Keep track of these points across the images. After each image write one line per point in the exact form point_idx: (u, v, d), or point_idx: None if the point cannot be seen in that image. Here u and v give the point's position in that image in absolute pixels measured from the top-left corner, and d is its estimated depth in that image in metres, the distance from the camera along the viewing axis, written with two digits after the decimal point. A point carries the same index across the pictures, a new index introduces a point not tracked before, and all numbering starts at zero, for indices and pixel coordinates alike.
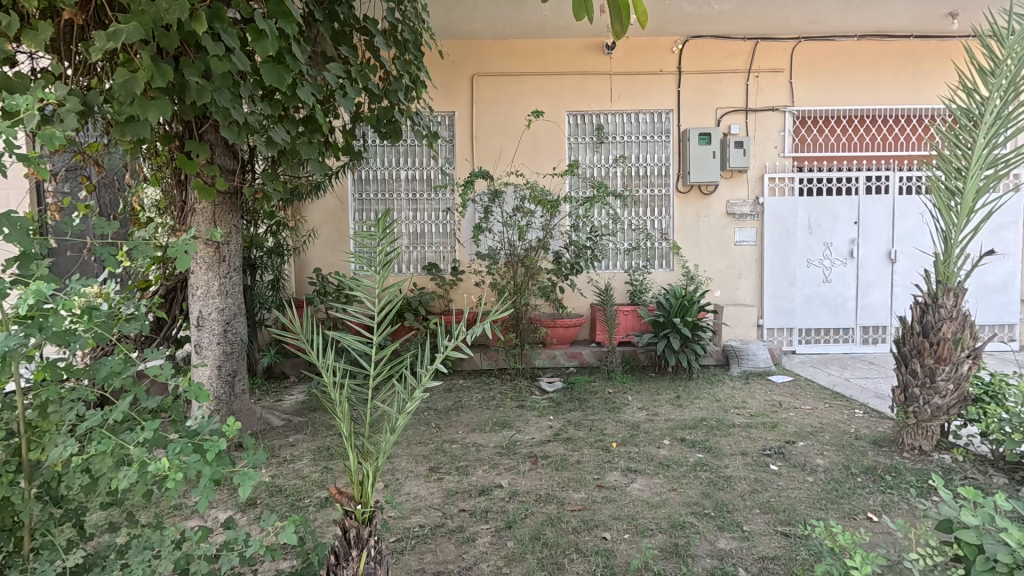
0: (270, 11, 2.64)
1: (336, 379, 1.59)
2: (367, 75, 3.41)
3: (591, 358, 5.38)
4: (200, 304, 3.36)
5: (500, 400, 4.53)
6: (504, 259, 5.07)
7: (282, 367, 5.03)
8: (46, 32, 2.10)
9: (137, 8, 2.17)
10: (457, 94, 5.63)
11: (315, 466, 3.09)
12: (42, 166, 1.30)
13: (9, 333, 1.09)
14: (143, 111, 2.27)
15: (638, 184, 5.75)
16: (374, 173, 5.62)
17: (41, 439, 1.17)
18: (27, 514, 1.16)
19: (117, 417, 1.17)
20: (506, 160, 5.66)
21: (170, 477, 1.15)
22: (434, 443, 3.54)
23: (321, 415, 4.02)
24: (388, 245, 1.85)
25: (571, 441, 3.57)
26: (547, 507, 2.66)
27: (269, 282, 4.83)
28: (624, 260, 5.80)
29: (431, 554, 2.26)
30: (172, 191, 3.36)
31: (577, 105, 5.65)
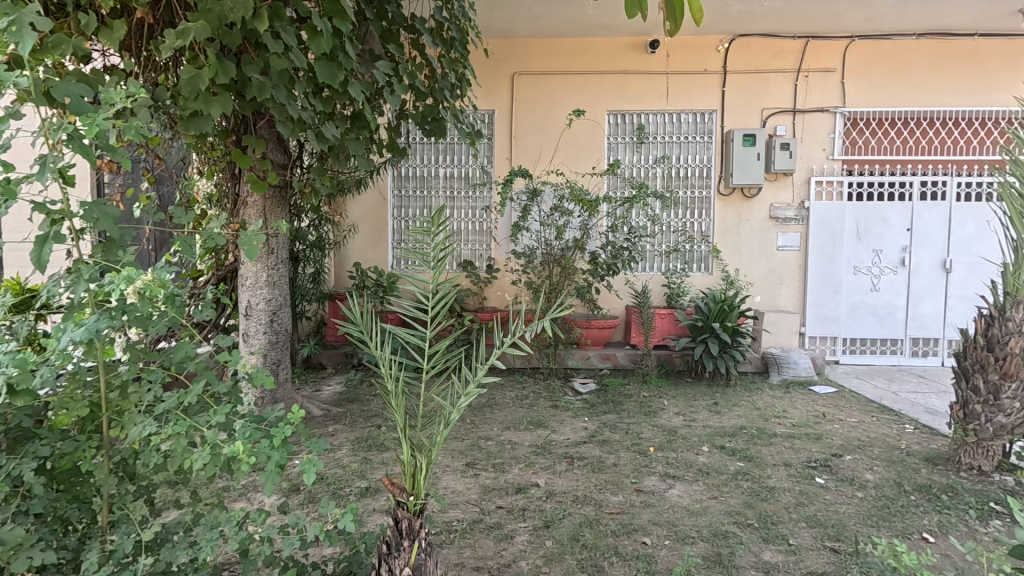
0: (325, 10, 2.69)
1: (393, 372, 1.61)
2: (414, 73, 3.45)
3: (624, 360, 5.30)
4: (249, 294, 3.46)
5: (534, 399, 4.53)
6: (541, 258, 5.07)
7: (320, 358, 5.15)
8: (120, 30, 2.20)
9: (204, 7, 2.24)
10: (498, 92, 5.64)
11: (355, 457, 3.15)
12: (126, 157, 1.34)
13: (95, 318, 1.14)
14: (206, 106, 2.35)
15: (679, 185, 5.65)
16: (414, 170, 5.68)
17: (120, 418, 1.23)
18: (107, 488, 1.22)
19: (192, 399, 1.22)
20: (546, 159, 5.64)
21: (242, 460, 1.19)
22: (470, 439, 3.56)
23: (359, 406, 4.10)
24: (443, 241, 1.86)
25: (607, 443, 3.54)
26: (585, 509, 2.65)
27: (310, 275, 4.96)
28: (662, 261, 5.70)
29: (470, 549, 2.27)
30: (226, 184, 3.51)
31: (617, 104, 5.58)
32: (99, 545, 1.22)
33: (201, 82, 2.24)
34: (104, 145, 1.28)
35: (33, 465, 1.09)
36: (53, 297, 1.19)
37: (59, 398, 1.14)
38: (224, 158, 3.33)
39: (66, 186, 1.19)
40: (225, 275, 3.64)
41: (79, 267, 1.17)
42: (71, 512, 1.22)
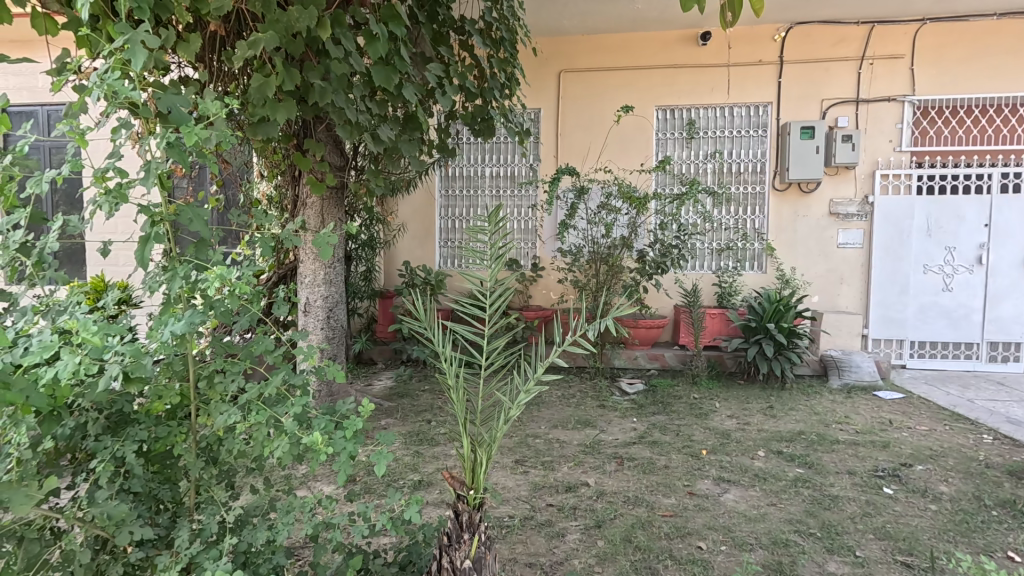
0: (382, 15, 2.79)
1: (455, 367, 1.66)
2: (465, 74, 3.49)
3: (673, 361, 5.17)
4: (307, 291, 3.60)
5: (581, 398, 4.50)
6: (588, 256, 5.03)
7: (371, 353, 5.31)
8: (197, 43, 2.34)
9: (272, 17, 2.36)
10: (545, 91, 5.64)
11: (407, 450, 3.23)
12: (215, 162, 1.45)
13: (192, 312, 1.24)
14: (273, 112, 2.47)
15: (731, 181, 5.46)
16: (461, 169, 5.76)
17: (207, 406, 1.31)
18: (195, 471, 1.31)
19: (272, 391, 1.30)
20: (593, 157, 5.59)
21: (320, 450, 1.25)
22: (518, 436, 3.58)
23: (410, 401, 4.21)
24: (500, 239, 1.88)
25: (658, 444, 3.48)
26: (636, 510, 2.61)
27: (362, 273, 5.13)
28: (713, 260, 5.54)
29: (522, 545, 2.29)
30: (286, 186, 3.66)
31: (667, 99, 5.46)
32: (188, 524, 1.30)
33: (270, 89, 2.36)
34: (197, 152, 1.38)
35: (134, 447, 1.20)
36: (151, 292, 1.29)
37: (155, 387, 1.24)
38: (285, 161, 3.47)
39: (164, 190, 1.29)
40: (285, 273, 3.83)
41: (175, 265, 1.27)
42: (163, 492, 1.32)
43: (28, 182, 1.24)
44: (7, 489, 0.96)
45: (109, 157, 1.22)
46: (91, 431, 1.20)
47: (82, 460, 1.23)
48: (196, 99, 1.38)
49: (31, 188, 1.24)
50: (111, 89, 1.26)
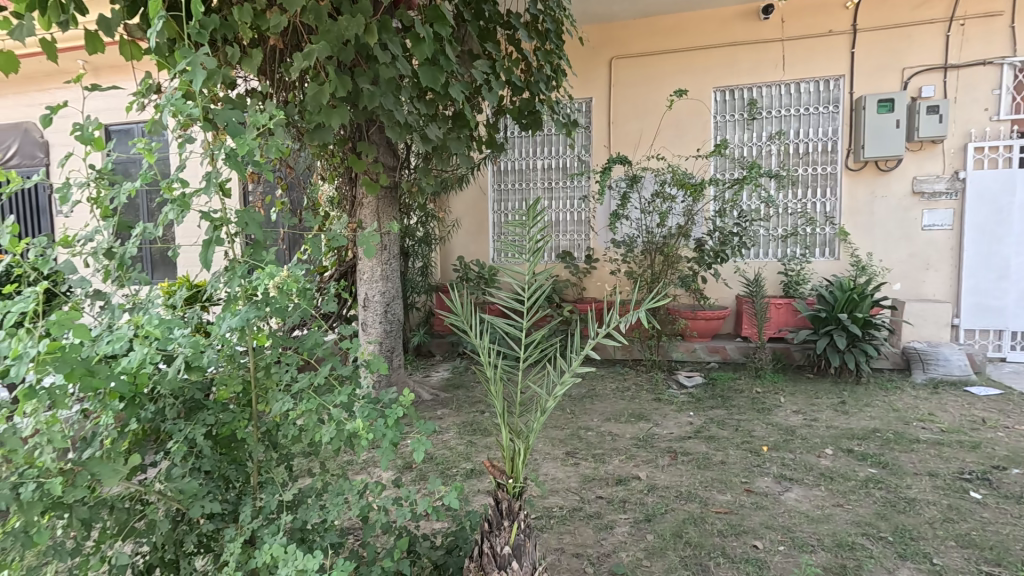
0: (428, 17, 2.85)
1: (493, 360, 1.70)
2: (512, 69, 3.52)
3: (735, 353, 4.96)
4: (366, 286, 3.77)
5: (636, 391, 4.42)
6: (642, 247, 4.90)
7: (429, 346, 5.50)
8: (259, 57, 2.51)
9: (325, 28, 2.48)
10: (596, 80, 5.55)
11: (461, 439, 3.33)
12: (268, 170, 1.54)
13: (246, 308, 1.35)
14: (327, 118, 2.61)
15: (798, 163, 5.14)
16: (512, 163, 5.80)
17: (265, 393, 1.43)
18: (256, 453, 1.44)
19: (319, 381, 1.40)
20: (646, 144, 5.44)
21: (362, 436, 1.34)
22: (570, 429, 3.58)
23: (465, 392, 4.33)
24: (538, 232, 1.90)
25: (715, 439, 3.36)
26: (689, 506, 2.55)
27: (419, 268, 5.30)
28: (778, 247, 5.23)
29: (570, 535, 2.31)
30: (344, 187, 3.83)
31: (725, 80, 5.20)
32: (252, 501, 1.43)
33: (324, 97, 2.49)
34: (253, 161, 1.49)
35: (202, 430, 1.34)
36: (216, 290, 1.42)
37: (222, 375, 1.38)
38: (343, 163, 3.64)
39: (225, 197, 1.41)
40: (345, 270, 4.03)
41: (235, 265, 1.39)
42: (231, 471, 1.46)
43: (113, 196, 1.39)
44: (97, 463, 1.11)
45: (176, 169, 1.36)
46: (168, 415, 1.34)
47: (163, 440, 1.38)
48: (248, 111, 1.49)
49: (115, 200, 1.40)
50: (176, 109, 1.40)
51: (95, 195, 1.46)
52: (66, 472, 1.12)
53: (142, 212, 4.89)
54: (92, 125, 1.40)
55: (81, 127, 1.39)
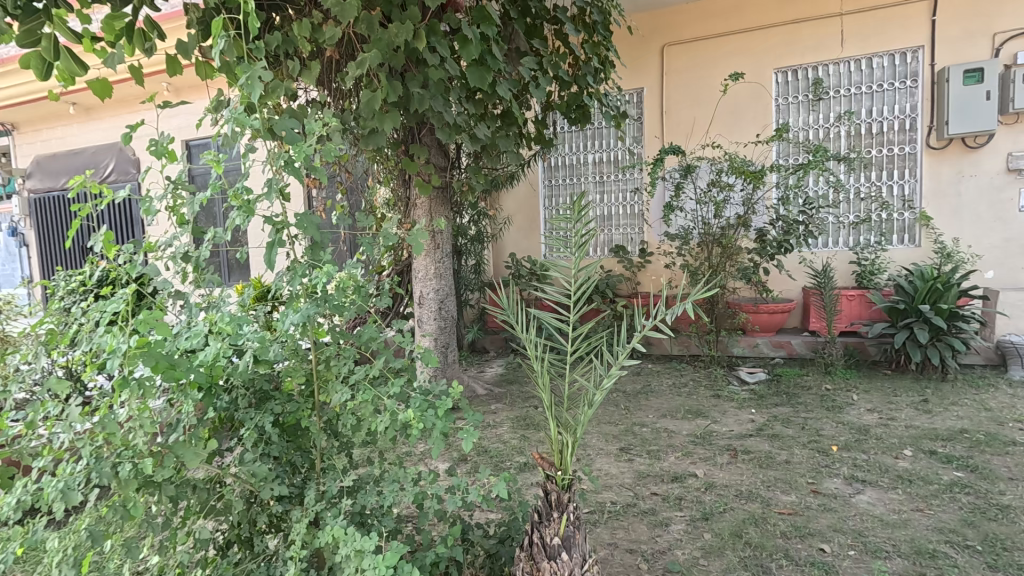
0: (474, 18, 2.90)
1: (539, 354, 1.71)
2: (559, 64, 3.50)
3: (802, 349, 4.66)
4: (421, 284, 3.89)
5: (693, 387, 4.30)
6: (698, 238, 4.73)
7: (483, 342, 5.59)
8: (316, 68, 2.65)
9: (376, 37, 2.58)
10: (647, 69, 5.42)
11: (515, 434, 3.38)
12: (323, 174, 1.63)
13: (306, 305, 1.44)
14: (380, 123, 2.71)
15: (870, 144, 4.79)
16: (562, 158, 5.79)
17: (325, 385, 1.52)
18: (319, 440, 1.53)
19: (375, 373, 1.47)
20: (701, 132, 5.24)
21: (415, 425, 1.41)
22: (624, 425, 3.54)
23: (518, 388, 4.38)
24: (583, 227, 1.89)
25: (779, 438, 3.21)
26: (750, 505, 2.46)
27: (472, 266, 5.40)
28: (849, 235, 4.90)
29: (624, 531, 2.29)
30: (398, 189, 3.96)
31: (786, 60, 4.92)
32: (316, 485, 1.52)
33: (376, 102, 2.60)
34: (310, 166, 1.58)
35: (270, 419, 1.44)
36: (280, 290, 1.52)
37: (286, 368, 1.48)
38: (396, 166, 3.77)
39: (285, 202, 1.51)
40: (401, 269, 4.17)
41: (296, 265, 1.49)
42: (297, 457, 1.56)
43: (187, 204, 1.53)
44: (182, 447, 1.23)
45: (242, 178, 1.47)
46: (241, 405, 1.46)
47: (236, 429, 1.49)
48: (304, 120, 1.58)
49: (189, 209, 1.53)
50: (241, 121, 1.52)
51: (172, 204, 1.60)
52: (155, 453, 1.24)
53: (217, 219, 5.29)
54: (166, 141, 1.54)
55: (157, 143, 1.54)
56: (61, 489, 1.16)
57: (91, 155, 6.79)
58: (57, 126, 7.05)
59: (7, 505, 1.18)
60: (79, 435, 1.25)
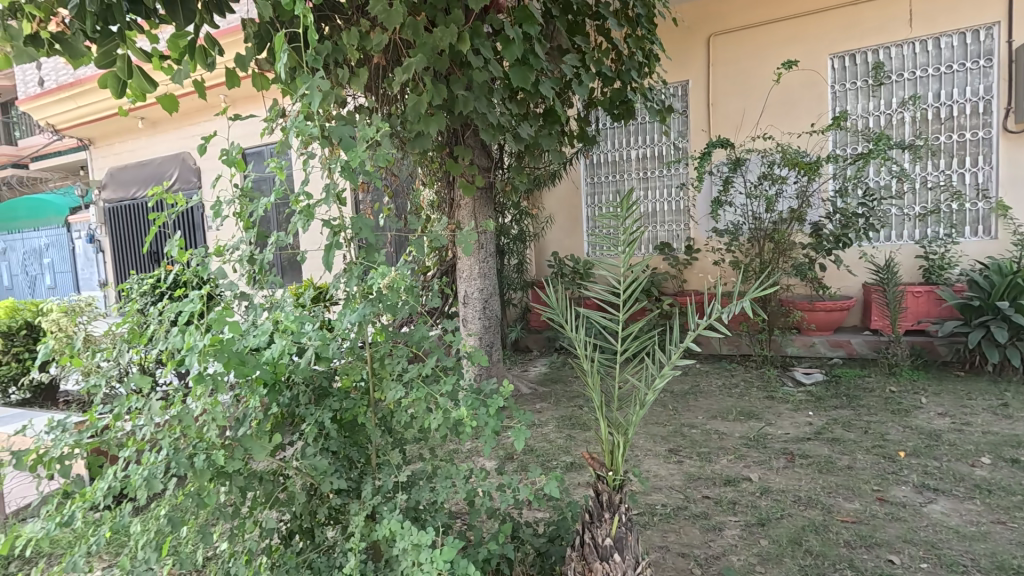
0: (516, 18, 2.90)
1: (589, 353, 1.70)
2: (602, 60, 3.46)
3: (863, 348, 4.41)
4: (466, 284, 3.94)
5: (745, 388, 4.15)
6: (748, 234, 4.56)
7: (526, 341, 5.60)
8: (364, 75, 2.73)
9: (421, 41, 2.62)
10: (693, 61, 5.28)
11: (560, 433, 3.37)
12: (376, 178, 1.68)
13: (362, 306, 1.49)
14: (426, 126, 2.77)
15: (938, 130, 4.48)
16: (605, 155, 5.73)
17: (381, 383, 1.57)
18: (375, 436, 1.58)
19: (428, 371, 1.51)
20: (751, 124, 5.06)
21: (469, 423, 1.43)
22: (672, 426, 3.46)
23: (562, 387, 4.37)
24: (631, 224, 1.86)
25: (839, 442, 3.06)
26: (809, 512, 2.35)
27: (515, 265, 5.42)
28: (915, 227, 4.60)
29: (675, 534, 2.24)
30: (442, 191, 4.02)
31: (843, 44, 4.67)
32: (372, 480, 1.57)
33: (422, 106, 2.65)
34: (364, 170, 1.63)
35: (329, 414, 1.50)
36: (337, 290, 1.58)
37: (344, 366, 1.54)
38: (441, 168, 3.83)
39: (341, 206, 1.57)
40: (446, 269, 4.24)
41: (352, 267, 1.55)
42: (354, 452, 1.61)
43: (252, 210, 1.61)
44: (250, 440, 1.30)
45: (302, 183, 1.53)
46: (302, 401, 1.52)
47: (297, 424, 1.56)
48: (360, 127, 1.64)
49: (254, 214, 1.61)
50: (301, 129, 1.59)
51: (239, 210, 1.69)
52: (226, 446, 1.32)
53: (273, 223, 5.47)
54: (234, 151, 1.63)
55: (226, 153, 1.63)
56: (145, 477, 1.25)
57: (157, 165, 7.25)
58: (127, 140, 7.57)
59: (99, 490, 1.27)
60: (160, 427, 1.34)
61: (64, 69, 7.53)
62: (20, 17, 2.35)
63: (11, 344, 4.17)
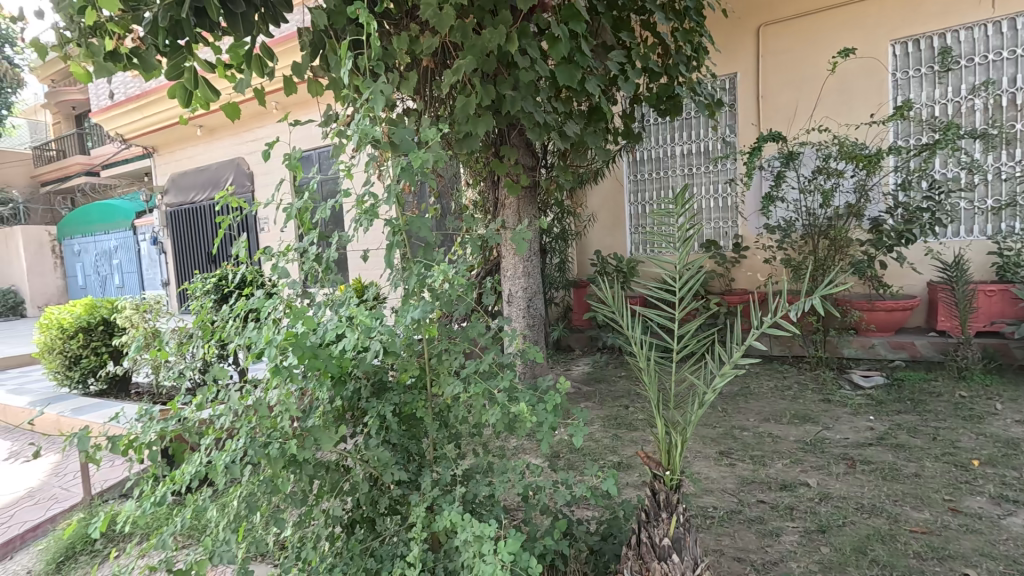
0: (563, 17, 2.89)
1: (646, 351, 1.68)
2: (648, 55, 3.40)
3: (929, 350, 4.14)
4: (510, 283, 3.96)
5: (799, 390, 4.00)
6: (801, 231, 4.39)
7: (568, 340, 5.58)
8: (414, 78, 2.79)
9: (470, 44, 2.66)
10: (742, 53, 5.13)
11: (606, 432, 3.34)
12: (432, 179, 1.72)
13: (422, 303, 1.53)
14: (474, 127, 2.80)
15: (1014, 117, 4.17)
16: (649, 152, 5.64)
17: (438, 378, 1.61)
18: (432, 429, 1.62)
19: (486, 367, 1.54)
20: (804, 116, 4.86)
21: (527, 419, 1.45)
22: (722, 428, 3.38)
23: (606, 386, 4.33)
24: (687, 222, 1.83)
25: (905, 448, 2.91)
26: (874, 520, 2.25)
27: (557, 264, 5.41)
28: (987, 221, 4.30)
29: (730, 538, 2.19)
30: (487, 191, 4.05)
31: (907, 29, 4.42)
32: (430, 473, 1.61)
33: (471, 107, 2.69)
34: (421, 171, 1.67)
35: (391, 408, 1.55)
36: (398, 288, 1.64)
37: (404, 360, 1.59)
38: (485, 168, 3.87)
39: (400, 206, 1.61)
40: (490, 268, 4.27)
41: (412, 266, 1.60)
42: (412, 445, 1.66)
43: (317, 211, 1.68)
44: (320, 431, 1.36)
45: (365, 186, 1.59)
46: (364, 394, 1.58)
47: (359, 417, 1.61)
48: (419, 129, 1.68)
49: (318, 215, 1.68)
50: (363, 133, 1.65)
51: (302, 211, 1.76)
52: (298, 436, 1.39)
53: (340, 222, 5.64)
54: (297, 155, 1.71)
55: (290, 157, 1.71)
56: (228, 463, 1.34)
57: (214, 171, 7.63)
58: (187, 147, 7.99)
59: (187, 473, 1.37)
60: (237, 416, 1.43)
61: (132, 82, 8.03)
62: (103, 35, 2.53)
63: (90, 339, 4.50)
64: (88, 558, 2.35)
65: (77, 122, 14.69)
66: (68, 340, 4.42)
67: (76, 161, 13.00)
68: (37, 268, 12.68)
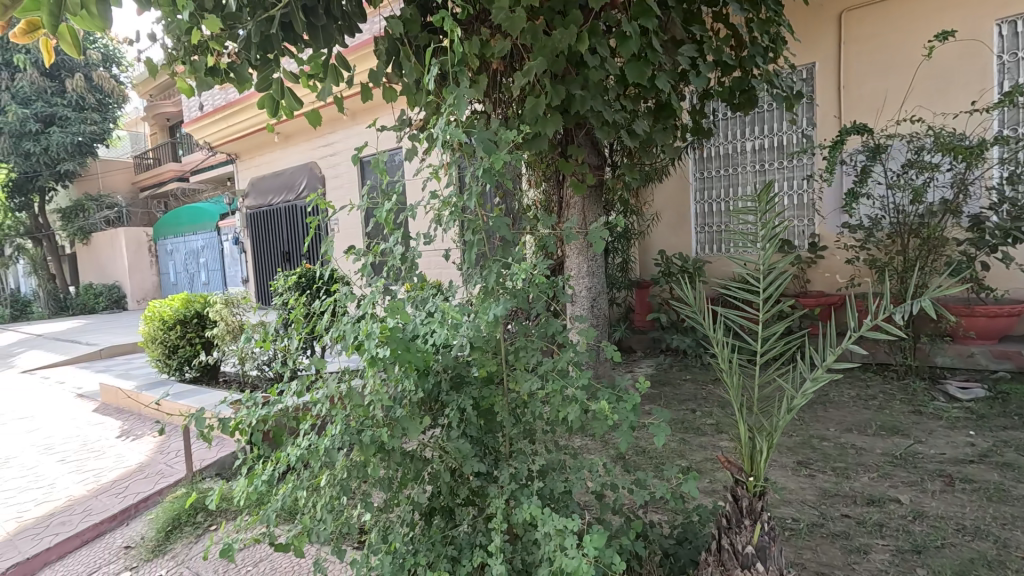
0: (633, 13, 2.84)
1: (727, 353, 1.63)
2: (722, 48, 3.29)
3: None
4: (574, 282, 3.95)
5: (884, 400, 3.73)
6: (889, 229, 4.08)
7: (630, 341, 5.49)
8: (485, 80, 2.84)
9: (540, 44, 2.68)
10: (822, 42, 4.84)
11: (674, 436, 3.27)
12: (510, 180, 1.75)
13: (503, 300, 1.56)
14: (543, 127, 2.82)
15: None
16: (717, 148, 5.45)
17: (516, 374, 1.64)
18: (508, 424, 1.66)
19: (563, 365, 1.56)
20: (892, 106, 4.53)
21: (606, 416, 1.46)
22: (800, 437, 3.21)
23: (672, 389, 4.22)
24: (772, 220, 1.76)
25: (1013, 467, 2.65)
26: (979, 544, 2.07)
27: (619, 264, 5.34)
28: None
29: (812, 552, 2.09)
30: (551, 190, 4.06)
31: (1014, 7, 4.02)
32: (506, 467, 1.64)
33: (541, 107, 2.71)
34: (500, 173, 1.71)
35: (470, 401, 1.59)
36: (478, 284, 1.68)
37: (483, 356, 1.63)
38: (550, 167, 3.89)
39: (481, 205, 1.65)
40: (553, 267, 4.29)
41: (492, 263, 1.64)
42: (488, 438, 1.69)
43: (402, 211, 1.76)
44: (408, 420, 1.43)
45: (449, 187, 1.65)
46: (445, 387, 1.63)
47: (438, 410, 1.66)
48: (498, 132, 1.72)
49: (402, 214, 1.76)
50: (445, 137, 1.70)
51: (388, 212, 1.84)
52: (388, 425, 1.46)
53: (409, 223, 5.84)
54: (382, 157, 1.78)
55: (376, 160, 1.78)
56: (328, 446, 1.44)
57: (290, 175, 8.10)
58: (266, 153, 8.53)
59: (293, 454, 1.48)
60: (332, 404, 1.52)
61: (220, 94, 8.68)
62: (205, 52, 2.76)
63: (186, 330, 4.92)
64: (192, 528, 2.59)
65: (172, 132, 16.07)
66: (168, 330, 4.85)
67: (171, 168, 14.25)
68: (137, 265, 14.00)
